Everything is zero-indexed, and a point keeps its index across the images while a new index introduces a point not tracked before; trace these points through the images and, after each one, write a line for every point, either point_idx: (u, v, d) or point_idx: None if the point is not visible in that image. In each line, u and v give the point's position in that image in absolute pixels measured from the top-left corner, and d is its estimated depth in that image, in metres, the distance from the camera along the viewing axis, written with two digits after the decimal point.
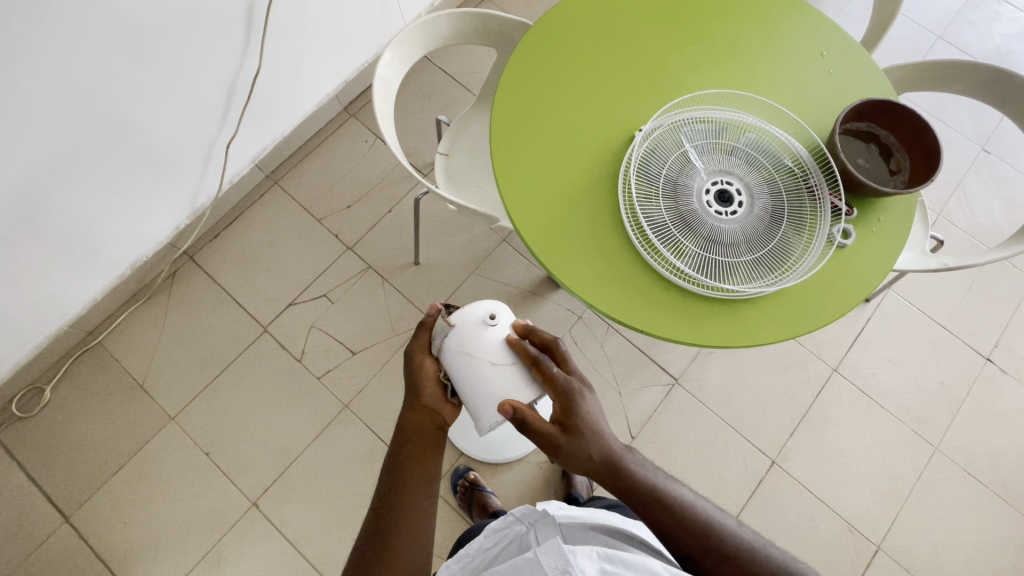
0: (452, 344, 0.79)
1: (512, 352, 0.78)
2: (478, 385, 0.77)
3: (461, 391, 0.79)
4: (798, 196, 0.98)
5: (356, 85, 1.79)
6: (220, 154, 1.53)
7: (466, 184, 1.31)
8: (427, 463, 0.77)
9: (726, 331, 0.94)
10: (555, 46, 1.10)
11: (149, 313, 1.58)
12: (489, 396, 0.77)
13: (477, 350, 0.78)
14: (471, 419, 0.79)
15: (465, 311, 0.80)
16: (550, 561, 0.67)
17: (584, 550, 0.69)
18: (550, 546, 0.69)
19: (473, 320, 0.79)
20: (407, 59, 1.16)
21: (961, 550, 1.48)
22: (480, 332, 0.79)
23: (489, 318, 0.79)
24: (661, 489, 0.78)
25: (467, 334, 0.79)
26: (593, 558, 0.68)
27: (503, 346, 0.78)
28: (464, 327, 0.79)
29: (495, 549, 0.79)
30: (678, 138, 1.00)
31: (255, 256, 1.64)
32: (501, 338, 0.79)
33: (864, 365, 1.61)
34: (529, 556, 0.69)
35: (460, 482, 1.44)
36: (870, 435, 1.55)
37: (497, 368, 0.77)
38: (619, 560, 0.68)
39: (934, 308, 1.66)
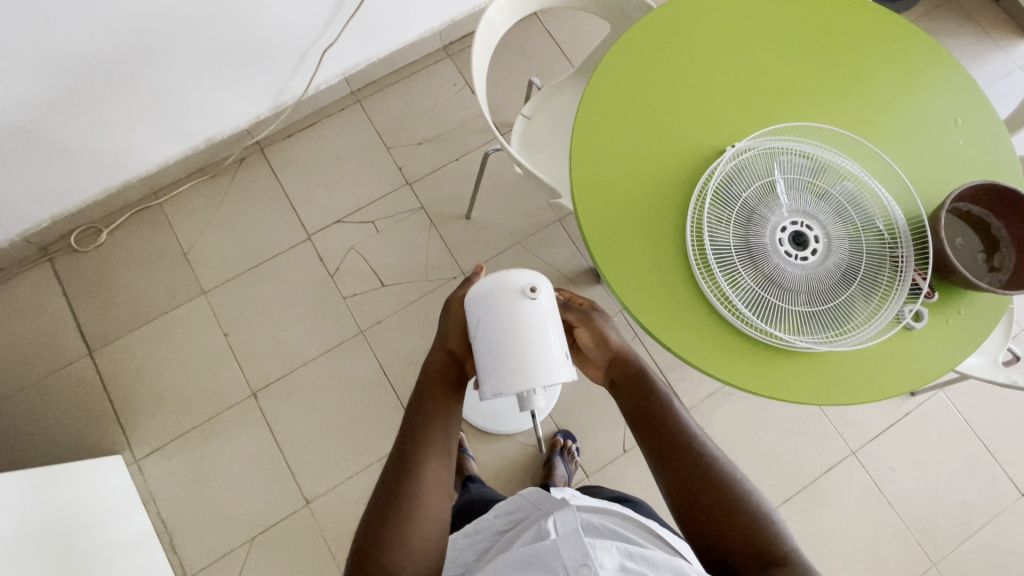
0: (483, 302, 0.75)
1: (546, 330, 0.75)
2: (498, 349, 0.74)
3: (476, 350, 0.76)
4: (878, 262, 0.91)
5: (462, 26, 1.76)
6: (315, 58, 1.54)
7: (538, 153, 1.28)
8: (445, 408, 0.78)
9: (759, 376, 0.89)
10: (671, 38, 1.04)
11: (210, 189, 1.64)
12: (504, 363, 0.73)
13: (508, 316, 0.74)
14: (478, 383, 0.76)
15: (508, 275, 0.76)
16: (570, 554, 0.64)
17: (604, 544, 0.66)
18: (570, 538, 0.66)
19: (514, 287, 0.75)
20: (519, 10, 1.12)
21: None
22: (519, 301, 0.75)
23: (530, 290, 0.75)
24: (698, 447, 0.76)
25: (502, 297, 0.75)
26: (614, 553, 0.66)
27: (537, 324, 0.74)
28: (504, 290, 0.75)
29: (511, 534, 0.77)
30: (767, 164, 0.94)
31: (320, 166, 1.67)
32: (534, 314, 0.75)
33: (886, 458, 1.51)
34: (547, 544, 0.66)
35: None
36: (868, 528, 1.47)
37: (523, 343, 0.73)
38: (641, 558, 0.66)
39: (981, 423, 1.54)
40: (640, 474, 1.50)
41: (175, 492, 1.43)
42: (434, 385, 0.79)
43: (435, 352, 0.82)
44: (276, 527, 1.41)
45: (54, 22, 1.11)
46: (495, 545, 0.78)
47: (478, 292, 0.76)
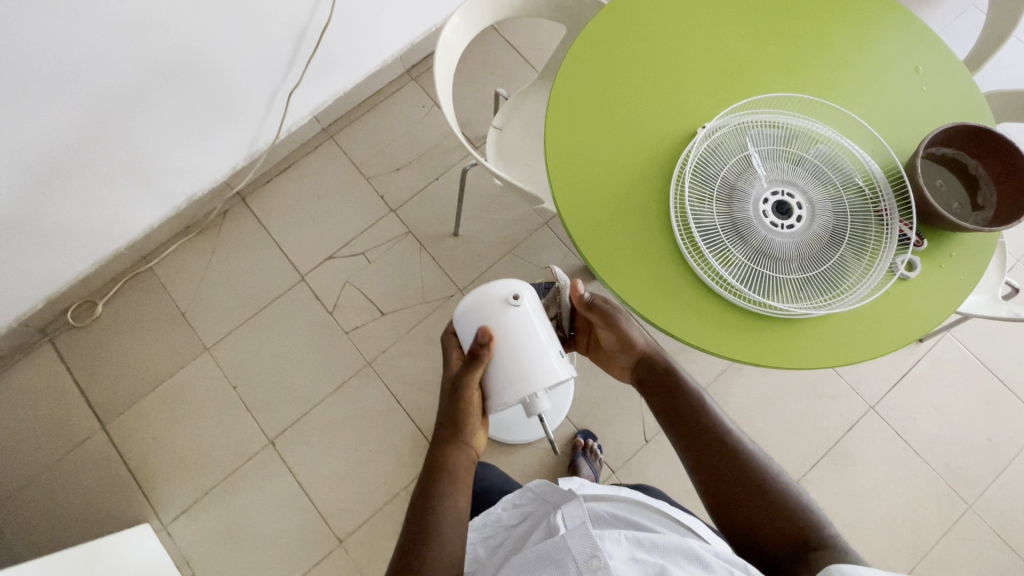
0: (470, 320, 0.79)
1: (537, 335, 0.77)
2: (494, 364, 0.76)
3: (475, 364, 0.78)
4: (863, 219, 0.91)
5: (421, 48, 1.78)
6: (282, 101, 1.56)
7: (515, 162, 1.29)
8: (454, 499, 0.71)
9: (763, 348, 0.90)
10: (625, 31, 1.05)
11: (198, 246, 1.65)
12: (505, 376, 0.75)
13: (497, 328, 0.76)
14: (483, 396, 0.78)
15: (489, 288, 0.79)
16: (580, 546, 0.68)
17: (613, 535, 0.70)
18: (579, 532, 0.70)
19: (497, 298, 0.78)
20: (473, 26, 1.14)
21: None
22: (505, 310, 0.77)
23: (513, 297, 0.78)
24: (736, 444, 0.79)
25: (489, 310, 0.77)
26: (623, 544, 0.69)
27: (525, 329, 0.77)
28: (488, 303, 0.78)
29: (524, 529, 0.82)
30: (739, 140, 0.95)
31: (303, 206, 1.68)
32: (523, 320, 0.77)
33: (905, 408, 1.52)
34: (558, 538, 0.70)
35: None
36: (899, 480, 1.47)
37: (514, 352, 0.76)
38: (650, 545, 0.68)
39: (992, 358, 1.55)
40: (665, 462, 1.50)
41: (207, 553, 1.43)
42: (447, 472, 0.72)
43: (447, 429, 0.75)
44: (313, 572, 1.41)
45: (21, 108, 1.13)
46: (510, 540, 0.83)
47: (465, 310, 0.79)
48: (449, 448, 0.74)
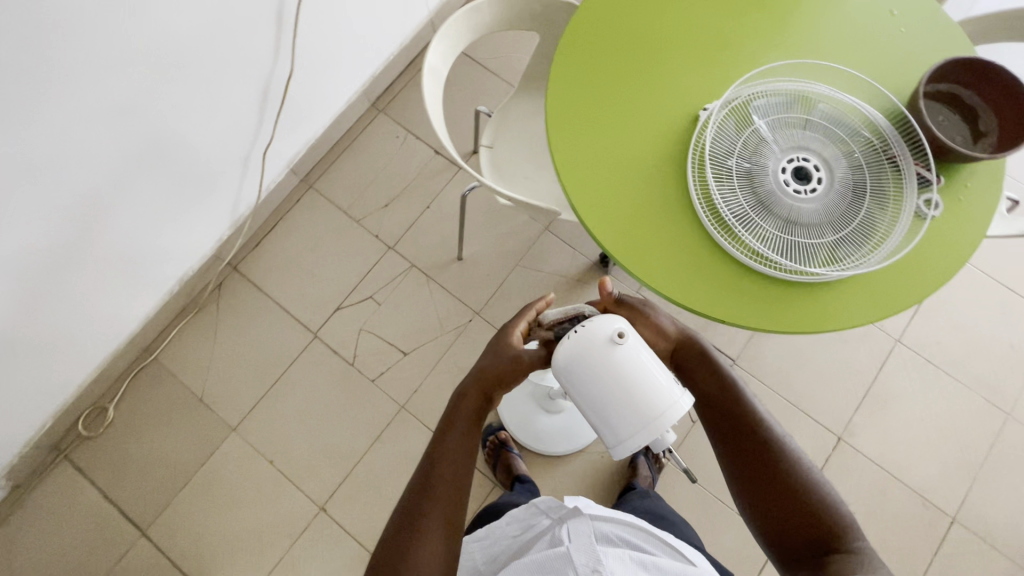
0: (576, 367, 0.75)
1: (653, 371, 0.72)
2: (615, 410, 0.72)
3: (590, 411, 0.74)
4: (879, 169, 0.93)
5: (383, 79, 1.74)
6: (257, 161, 1.51)
7: (513, 177, 1.27)
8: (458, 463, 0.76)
9: (813, 315, 0.90)
10: (605, 29, 1.04)
11: (200, 325, 1.59)
12: (631, 421, 0.71)
13: (610, 372, 0.72)
14: (605, 444, 0.74)
15: (591, 329, 0.75)
16: (582, 559, 0.70)
17: (614, 552, 0.71)
18: (582, 544, 0.72)
19: (601, 339, 0.74)
20: (449, 51, 1.11)
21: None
22: (611, 350, 0.73)
23: (617, 336, 0.73)
24: (773, 439, 0.77)
25: (594, 353, 0.73)
26: (625, 562, 0.71)
27: (639, 368, 0.72)
28: (592, 346, 0.74)
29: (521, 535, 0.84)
30: (743, 115, 0.95)
31: (299, 262, 1.63)
32: (630, 357, 0.72)
33: (928, 334, 1.55)
34: (561, 549, 0.72)
35: (489, 438, 1.47)
36: (938, 405, 1.51)
37: (635, 393, 0.71)
38: (652, 567, 0.71)
39: (997, 270, 1.60)
40: None
41: None
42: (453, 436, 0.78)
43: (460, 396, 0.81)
44: None
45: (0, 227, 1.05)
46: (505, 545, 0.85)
47: (568, 357, 0.75)
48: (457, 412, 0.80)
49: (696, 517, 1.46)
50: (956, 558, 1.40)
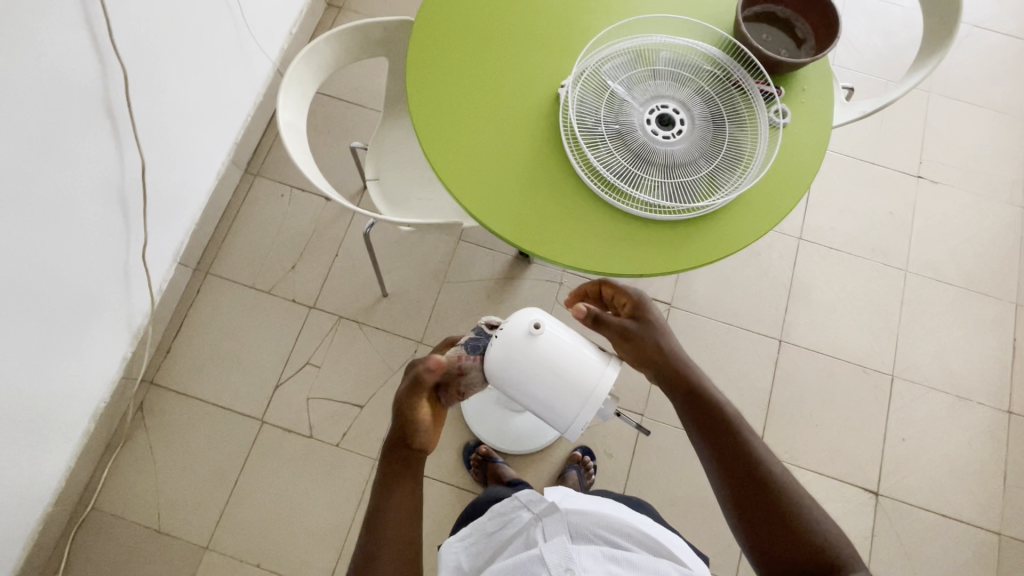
0: (507, 365, 0.81)
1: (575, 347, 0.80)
2: (552, 389, 0.80)
3: (532, 402, 0.81)
4: (729, 95, 1.00)
5: (247, 143, 1.66)
6: (138, 266, 1.39)
7: (409, 201, 1.26)
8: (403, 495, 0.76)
9: (716, 243, 0.96)
10: (447, 37, 1.05)
11: (134, 454, 1.45)
12: (571, 395, 0.79)
13: (537, 359, 0.79)
14: (554, 425, 0.82)
15: (507, 329, 0.81)
16: (554, 558, 0.73)
17: (588, 549, 0.75)
18: (555, 543, 0.75)
19: (519, 335, 0.80)
20: (302, 100, 1.08)
21: (966, 347, 1.59)
22: (530, 343, 0.80)
23: (533, 327, 0.80)
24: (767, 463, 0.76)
25: (518, 350, 0.80)
26: (598, 558, 0.74)
27: (562, 347, 0.80)
28: (514, 345, 0.80)
29: None
30: (598, 83, 0.99)
31: (220, 353, 1.53)
32: (549, 343, 0.80)
33: (823, 223, 1.70)
34: (535, 550, 0.75)
35: (472, 456, 1.45)
36: (851, 281, 1.65)
37: (566, 371, 0.79)
38: (623, 561, 0.74)
39: (859, 149, 1.76)
40: None
41: None
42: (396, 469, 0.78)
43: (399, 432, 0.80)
44: None
45: None
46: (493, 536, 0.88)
47: (499, 357, 0.81)
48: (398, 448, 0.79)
49: (684, 458, 1.50)
50: (906, 408, 1.55)
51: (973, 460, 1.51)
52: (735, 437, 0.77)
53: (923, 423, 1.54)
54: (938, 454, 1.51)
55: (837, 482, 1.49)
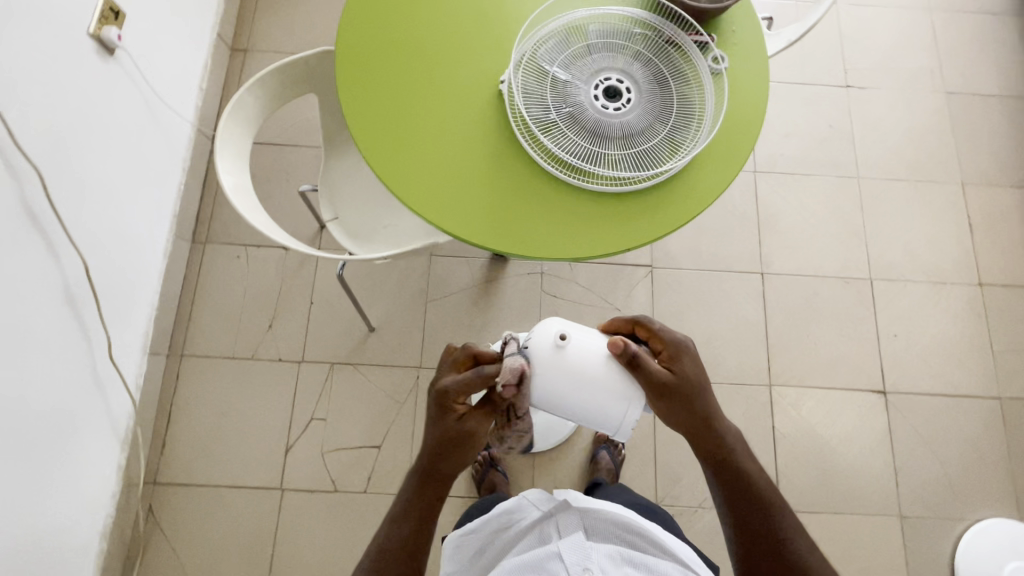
0: (542, 386, 0.80)
1: (605, 352, 0.80)
2: (593, 399, 0.80)
3: (577, 415, 0.82)
4: (665, 53, 0.99)
5: (187, 212, 1.58)
6: (108, 369, 1.32)
7: (376, 233, 1.22)
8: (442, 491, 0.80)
9: (690, 200, 0.97)
10: (373, 60, 1.01)
11: (156, 559, 1.38)
12: (612, 398, 0.79)
13: (571, 372, 0.79)
14: (606, 431, 0.82)
15: (535, 346, 0.81)
16: (572, 557, 0.73)
17: (605, 550, 0.75)
18: (572, 542, 0.75)
19: (549, 350, 0.80)
20: (240, 158, 1.03)
21: (929, 234, 1.67)
22: (561, 355, 0.80)
23: (560, 339, 0.80)
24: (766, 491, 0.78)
25: (551, 365, 0.80)
26: (614, 559, 0.75)
27: (591, 356, 0.80)
28: (545, 361, 0.80)
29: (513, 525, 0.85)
30: (538, 71, 0.98)
31: (219, 432, 1.47)
32: (579, 352, 0.80)
33: (773, 151, 1.74)
34: (552, 548, 0.75)
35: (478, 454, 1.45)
36: (811, 200, 1.70)
37: (603, 376, 0.79)
38: (638, 563, 0.75)
39: (789, 72, 1.81)
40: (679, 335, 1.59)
41: None
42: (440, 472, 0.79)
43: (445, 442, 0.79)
44: None
45: None
46: (497, 530, 0.86)
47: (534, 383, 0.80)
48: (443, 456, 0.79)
49: None
50: (890, 306, 1.62)
51: (959, 336, 1.60)
52: (764, 511, 0.77)
53: (908, 315, 1.61)
54: (929, 340, 1.59)
55: (845, 390, 1.55)
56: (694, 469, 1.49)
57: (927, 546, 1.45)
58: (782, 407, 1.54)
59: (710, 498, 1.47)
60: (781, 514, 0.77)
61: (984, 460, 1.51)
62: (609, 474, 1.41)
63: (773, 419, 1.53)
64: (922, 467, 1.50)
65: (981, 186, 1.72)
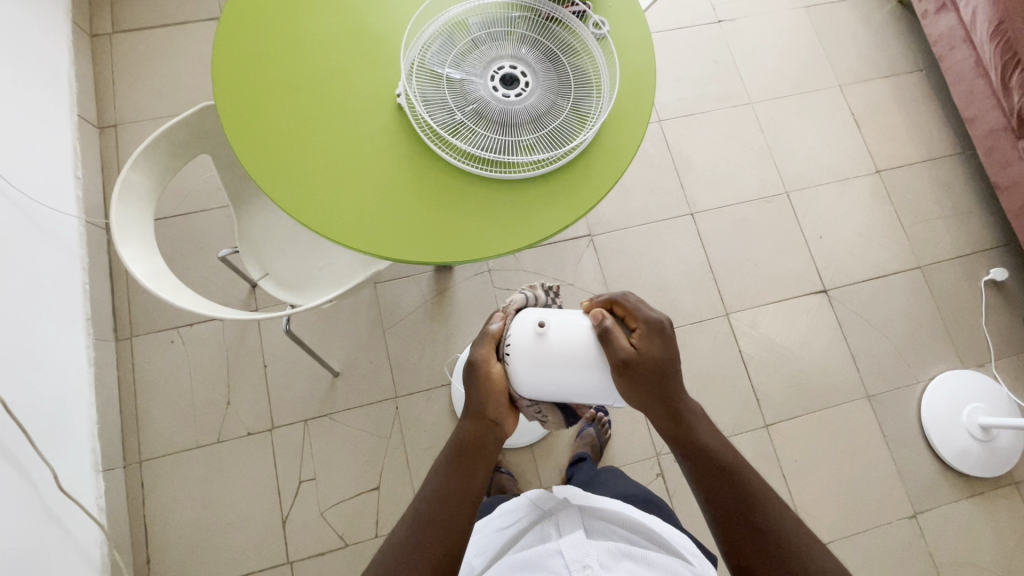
0: (530, 377, 0.80)
1: (588, 324, 0.80)
2: (583, 377, 0.79)
3: (571, 395, 0.81)
4: (549, 30, 1.00)
5: (102, 311, 1.46)
6: (62, 502, 1.21)
7: (313, 278, 1.17)
8: (473, 471, 0.74)
9: (608, 166, 0.99)
10: (260, 104, 0.97)
11: None
12: (601, 371, 0.79)
13: (556, 356, 0.79)
14: (602, 402, 0.82)
15: (514, 340, 0.80)
16: (572, 554, 0.75)
17: (606, 547, 0.77)
18: (572, 539, 0.77)
19: (529, 340, 0.79)
20: (145, 240, 0.96)
21: (824, 138, 1.81)
22: (542, 342, 0.79)
23: (539, 327, 0.79)
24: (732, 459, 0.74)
25: (533, 354, 0.79)
26: (614, 555, 0.77)
27: (573, 332, 0.79)
28: (528, 352, 0.79)
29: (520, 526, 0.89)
30: (431, 76, 0.97)
31: (205, 527, 1.38)
32: (559, 335, 0.79)
33: (671, 98, 1.81)
34: (552, 546, 0.77)
35: None
36: (717, 134, 1.79)
37: (589, 351, 0.78)
38: (638, 558, 0.76)
39: (665, 20, 1.89)
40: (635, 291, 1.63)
41: None
42: (471, 448, 0.75)
43: (480, 409, 0.78)
44: None
45: None
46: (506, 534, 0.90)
47: (521, 375, 0.80)
48: (471, 424, 0.77)
49: None
50: (810, 211, 1.74)
51: (874, 222, 1.74)
52: (731, 482, 0.73)
53: (827, 215, 1.74)
54: (850, 232, 1.73)
55: (793, 299, 1.66)
56: None
57: (896, 415, 1.58)
58: (743, 331, 1.62)
59: None
60: (750, 480, 0.73)
61: (923, 325, 1.66)
62: (592, 447, 1.45)
63: (738, 345, 1.61)
64: (874, 347, 1.63)
65: (856, 84, 1.87)
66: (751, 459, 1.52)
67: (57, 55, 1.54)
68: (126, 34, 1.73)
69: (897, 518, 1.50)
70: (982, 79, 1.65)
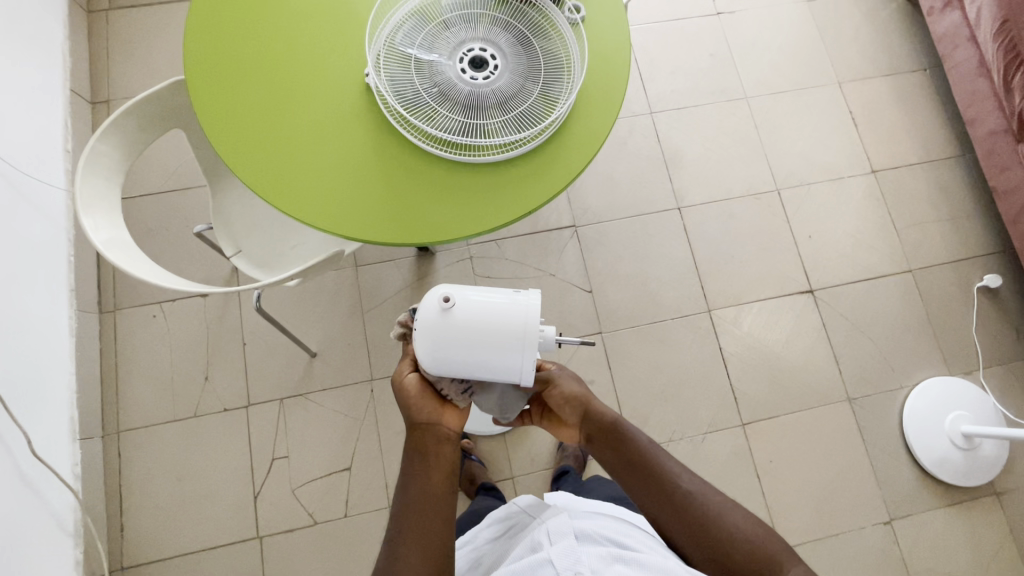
0: (434, 352, 0.76)
1: (496, 300, 0.76)
2: (490, 354, 0.75)
3: (480, 374, 0.77)
4: (521, 13, 0.99)
5: (87, 283, 1.48)
6: (37, 467, 1.24)
7: (285, 257, 1.18)
8: (429, 476, 0.74)
9: (577, 150, 0.98)
10: (231, 83, 0.97)
11: None
12: (507, 347, 0.75)
13: (462, 331, 0.75)
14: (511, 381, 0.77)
15: (421, 314, 0.77)
16: (562, 562, 0.73)
17: (597, 551, 0.74)
18: (561, 547, 0.75)
19: (434, 316, 0.76)
20: (110, 211, 0.97)
21: (820, 136, 1.77)
22: (449, 317, 0.75)
23: (445, 301, 0.76)
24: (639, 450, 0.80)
25: (438, 330, 0.75)
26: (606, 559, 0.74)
27: (481, 307, 0.76)
28: (433, 327, 0.75)
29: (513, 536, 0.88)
30: (400, 58, 0.96)
31: (179, 499, 1.40)
32: (465, 309, 0.76)
33: (664, 90, 1.79)
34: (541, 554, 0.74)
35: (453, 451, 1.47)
36: (709, 127, 1.76)
37: (495, 328, 0.75)
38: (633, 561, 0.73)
39: (662, 10, 1.86)
40: (616, 283, 1.62)
41: None
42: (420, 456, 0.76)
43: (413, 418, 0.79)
44: None
45: None
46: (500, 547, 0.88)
47: (423, 351, 0.76)
48: (413, 433, 0.78)
49: (653, 350, 1.57)
50: (800, 210, 1.71)
51: (866, 223, 1.71)
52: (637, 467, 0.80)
53: (818, 215, 1.71)
54: (840, 232, 1.70)
55: (777, 298, 1.64)
56: (657, 404, 1.54)
57: (877, 419, 1.56)
58: (724, 328, 1.61)
59: (677, 430, 1.52)
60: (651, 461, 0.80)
61: (910, 330, 1.63)
62: (576, 459, 1.44)
63: (719, 342, 1.59)
64: (859, 350, 1.61)
65: (856, 81, 1.83)
66: (725, 457, 1.51)
67: (52, 29, 1.56)
68: (122, 10, 1.75)
69: (871, 523, 1.48)
70: (984, 79, 1.60)
